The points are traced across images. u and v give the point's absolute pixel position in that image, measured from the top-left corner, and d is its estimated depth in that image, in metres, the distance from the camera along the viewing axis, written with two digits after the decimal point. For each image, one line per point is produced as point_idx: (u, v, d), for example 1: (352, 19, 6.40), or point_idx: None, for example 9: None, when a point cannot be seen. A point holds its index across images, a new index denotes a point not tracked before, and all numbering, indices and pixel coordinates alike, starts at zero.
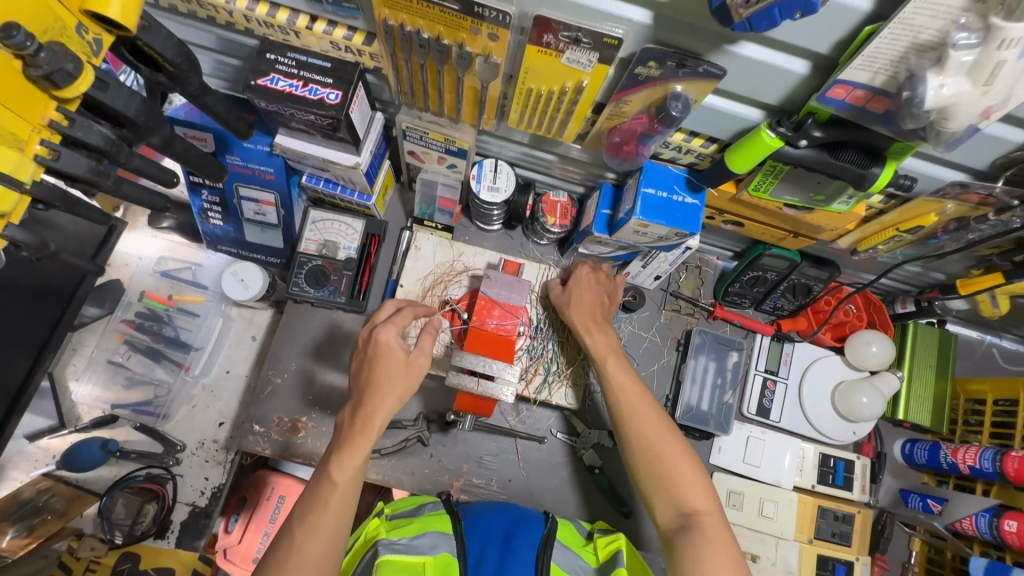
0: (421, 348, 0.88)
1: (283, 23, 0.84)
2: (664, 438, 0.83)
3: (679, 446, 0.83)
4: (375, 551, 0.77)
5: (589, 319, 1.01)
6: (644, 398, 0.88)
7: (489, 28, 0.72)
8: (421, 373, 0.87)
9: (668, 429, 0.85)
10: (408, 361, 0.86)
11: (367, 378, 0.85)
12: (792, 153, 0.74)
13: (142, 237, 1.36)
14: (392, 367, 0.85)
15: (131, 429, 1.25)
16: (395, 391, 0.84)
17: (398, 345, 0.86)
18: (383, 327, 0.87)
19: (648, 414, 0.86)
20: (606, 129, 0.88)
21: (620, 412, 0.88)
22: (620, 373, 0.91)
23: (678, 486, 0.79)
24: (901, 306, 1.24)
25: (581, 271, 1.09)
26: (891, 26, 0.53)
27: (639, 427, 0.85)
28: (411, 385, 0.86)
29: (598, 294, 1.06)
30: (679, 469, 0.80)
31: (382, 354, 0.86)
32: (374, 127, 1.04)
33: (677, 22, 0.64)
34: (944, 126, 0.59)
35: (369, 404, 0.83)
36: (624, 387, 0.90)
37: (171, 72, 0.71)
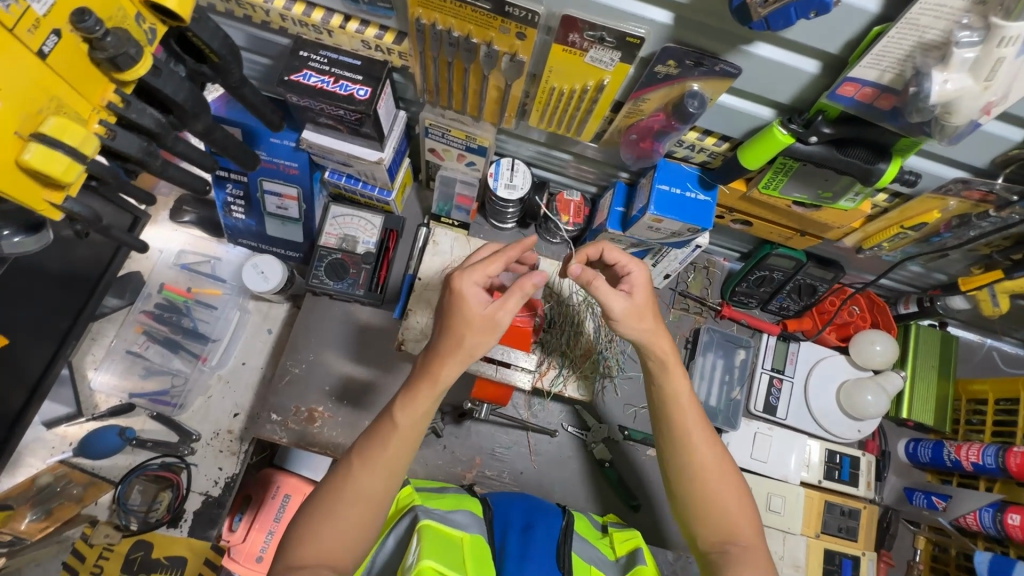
0: (501, 302, 0.76)
1: (318, 22, 0.88)
2: (724, 469, 0.80)
3: (734, 478, 0.81)
4: (414, 517, 0.78)
5: (655, 334, 0.83)
6: (701, 423, 0.82)
7: (518, 27, 0.76)
8: (496, 330, 0.76)
9: (726, 458, 0.81)
10: (483, 315, 0.76)
11: (441, 327, 0.77)
12: (802, 149, 0.78)
13: (162, 231, 1.39)
14: (465, 320, 0.75)
15: (147, 418, 1.28)
16: (468, 344, 0.76)
17: (473, 297, 0.76)
18: (461, 275, 0.77)
19: (708, 441, 0.81)
20: (623, 127, 0.92)
21: (668, 433, 0.82)
22: (683, 395, 0.82)
23: (728, 519, 0.78)
24: (904, 307, 1.28)
25: (641, 272, 0.84)
26: (899, 26, 0.57)
27: (698, 454, 0.80)
28: (487, 341, 0.76)
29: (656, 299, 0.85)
30: (731, 502, 0.79)
31: (456, 306, 0.76)
32: (398, 124, 1.08)
33: (696, 22, 0.69)
34: (948, 120, 0.63)
35: (437, 350, 0.77)
36: (683, 403, 0.82)
37: (215, 62, 0.76)
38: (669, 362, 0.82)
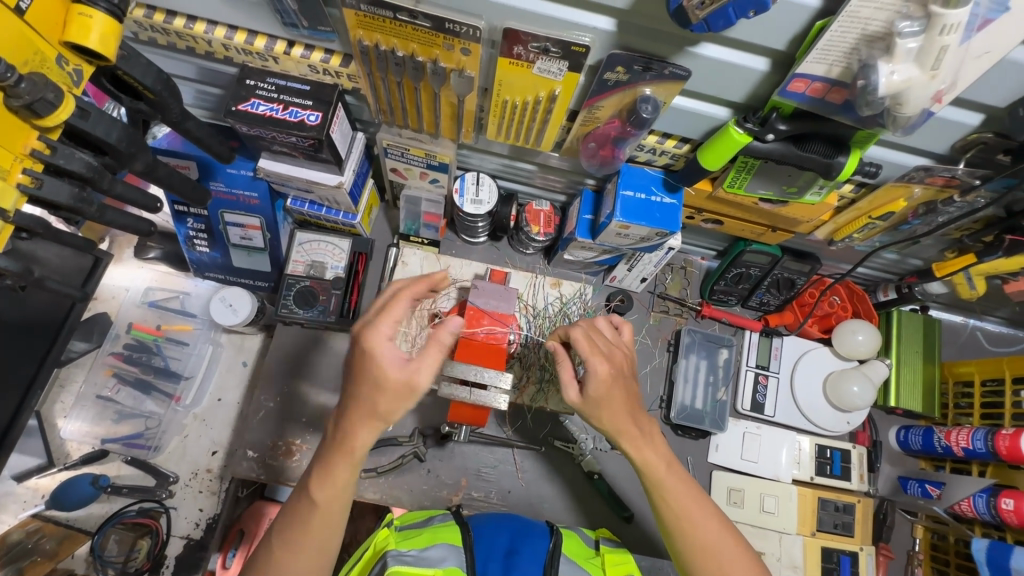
0: (418, 360, 0.74)
1: (261, 49, 0.86)
2: (728, 542, 0.80)
3: (737, 548, 0.80)
4: (385, 563, 0.77)
5: (629, 422, 0.80)
6: (700, 500, 0.82)
7: (461, 43, 0.74)
8: (414, 390, 0.73)
9: (729, 530, 0.81)
10: (391, 374, 0.72)
11: (345, 395, 0.76)
12: (760, 147, 0.76)
13: (128, 269, 1.36)
14: (371, 382, 0.72)
15: (122, 463, 1.24)
16: (381, 407, 0.73)
17: (385, 355, 0.73)
18: (371, 331, 0.74)
19: (704, 516, 0.81)
20: (581, 136, 0.90)
21: (671, 513, 0.81)
22: (675, 480, 0.81)
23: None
24: (883, 294, 1.26)
25: (600, 363, 0.78)
26: (840, 20, 0.56)
27: (696, 533, 0.80)
28: (403, 401, 0.73)
29: (625, 382, 0.80)
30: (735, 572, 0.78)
31: (367, 366, 0.73)
32: (356, 146, 1.06)
33: (639, 27, 0.67)
34: (899, 110, 0.61)
35: (350, 425, 0.74)
36: (671, 488, 0.81)
37: (152, 99, 0.74)
38: (634, 446, 0.81)
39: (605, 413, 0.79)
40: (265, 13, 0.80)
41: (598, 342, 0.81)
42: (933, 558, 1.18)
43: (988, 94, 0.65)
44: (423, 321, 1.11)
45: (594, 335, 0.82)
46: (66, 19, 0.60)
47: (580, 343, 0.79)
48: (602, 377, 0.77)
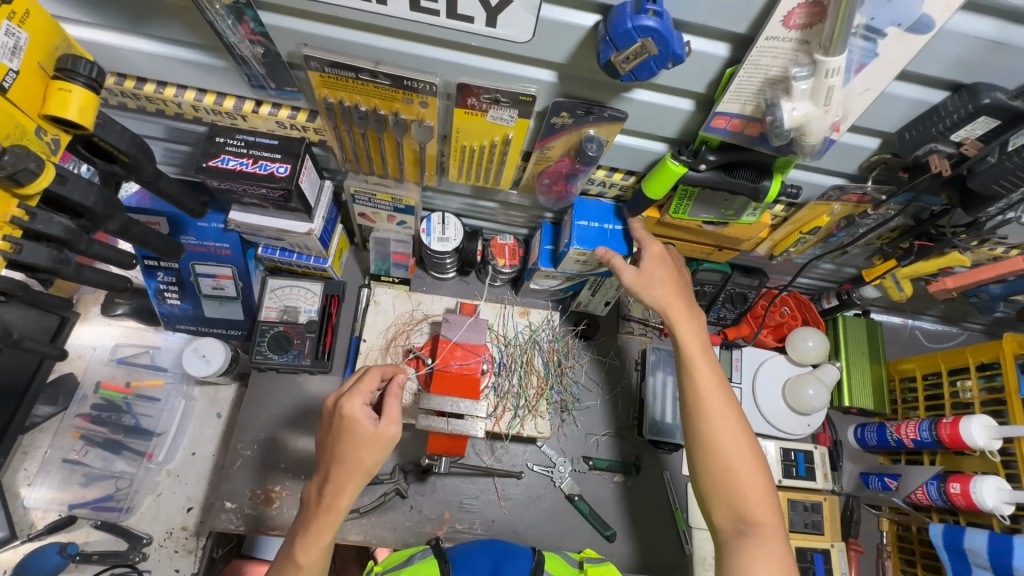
0: (389, 416, 0.82)
1: (230, 109, 0.91)
2: (740, 442, 0.83)
3: (751, 457, 0.83)
4: None
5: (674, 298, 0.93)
6: (721, 392, 0.86)
7: (419, 97, 0.81)
8: (392, 442, 0.81)
9: (750, 438, 0.84)
10: (375, 432, 0.80)
11: (332, 456, 0.81)
12: (695, 176, 0.85)
13: (95, 327, 1.36)
14: (358, 441, 0.79)
15: (92, 529, 1.20)
16: (365, 463, 0.80)
17: (365, 417, 0.80)
18: (348, 398, 0.82)
19: (725, 408, 0.85)
20: (536, 173, 0.98)
21: (692, 396, 0.87)
22: (703, 365, 0.88)
23: (745, 497, 0.81)
24: (827, 301, 1.37)
25: (653, 243, 0.97)
26: (746, 67, 0.66)
27: (714, 423, 0.84)
28: (382, 456, 0.81)
29: (675, 268, 0.97)
30: (751, 482, 0.81)
31: (347, 428, 0.80)
32: (324, 194, 1.10)
33: (578, 78, 0.76)
34: (805, 140, 0.70)
35: (335, 481, 0.80)
36: (700, 373, 0.88)
37: (126, 161, 0.78)
38: (678, 320, 0.91)
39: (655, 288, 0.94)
40: (234, 77, 0.85)
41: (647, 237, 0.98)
42: (900, 549, 1.25)
43: (878, 122, 0.75)
44: (398, 356, 1.15)
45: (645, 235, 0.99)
46: (46, 94, 0.65)
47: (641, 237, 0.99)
48: (654, 254, 0.96)
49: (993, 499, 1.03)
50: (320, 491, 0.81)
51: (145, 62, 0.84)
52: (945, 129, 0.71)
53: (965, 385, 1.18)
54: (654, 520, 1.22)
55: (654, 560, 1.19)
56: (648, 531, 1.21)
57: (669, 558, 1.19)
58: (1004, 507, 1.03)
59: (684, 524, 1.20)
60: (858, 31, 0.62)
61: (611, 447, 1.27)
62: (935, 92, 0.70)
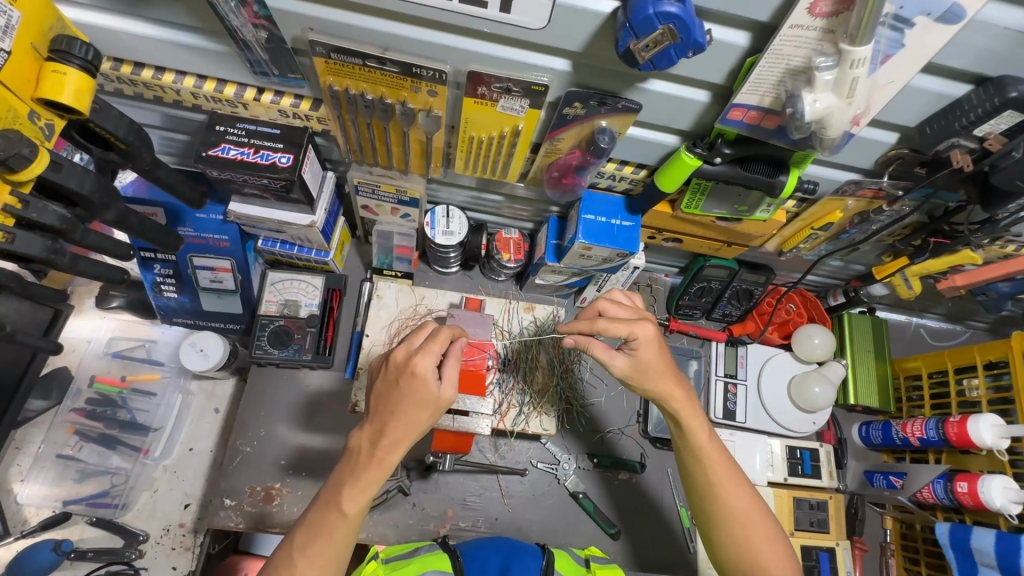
0: (451, 377, 0.77)
1: (231, 96, 0.89)
2: (752, 508, 0.84)
3: (765, 527, 0.84)
4: None
5: (666, 378, 0.84)
6: (731, 469, 0.85)
7: (428, 85, 0.79)
8: (448, 405, 0.77)
9: (761, 509, 0.84)
10: (438, 395, 0.75)
11: (390, 407, 0.76)
12: (710, 170, 0.83)
13: (89, 320, 1.33)
14: (420, 402, 0.75)
15: (86, 525, 1.17)
16: (422, 423, 0.76)
17: (431, 376, 0.75)
18: (417, 356, 0.75)
19: (737, 487, 0.84)
20: (544, 166, 0.96)
21: (704, 477, 0.85)
22: (711, 444, 0.85)
23: (763, 566, 0.82)
24: (834, 298, 1.34)
25: (643, 327, 0.82)
26: (767, 57, 0.64)
27: (727, 503, 0.84)
28: (437, 417, 0.77)
29: (664, 344, 0.84)
30: (768, 552, 0.82)
31: (413, 387, 0.75)
32: (327, 185, 1.08)
33: (592, 67, 0.74)
34: (825, 133, 0.69)
35: (391, 437, 0.75)
36: (710, 455, 0.85)
37: (123, 149, 0.75)
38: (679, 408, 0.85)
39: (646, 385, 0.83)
40: (234, 63, 0.83)
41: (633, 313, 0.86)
42: (903, 547, 1.25)
43: (898, 116, 0.74)
44: None
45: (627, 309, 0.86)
46: (39, 77, 0.62)
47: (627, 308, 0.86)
48: (648, 339, 0.82)
49: (1001, 498, 1.02)
50: (370, 441, 0.77)
51: (142, 46, 0.81)
52: (968, 123, 0.69)
53: (971, 384, 1.18)
54: (657, 516, 1.21)
55: (658, 559, 1.18)
56: (648, 529, 1.20)
57: (670, 555, 1.18)
58: (1011, 506, 1.02)
59: (686, 522, 1.20)
60: (886, 21, 0.60)
61: (615, 444, 1.25)
62: (958, 85, 0.69)
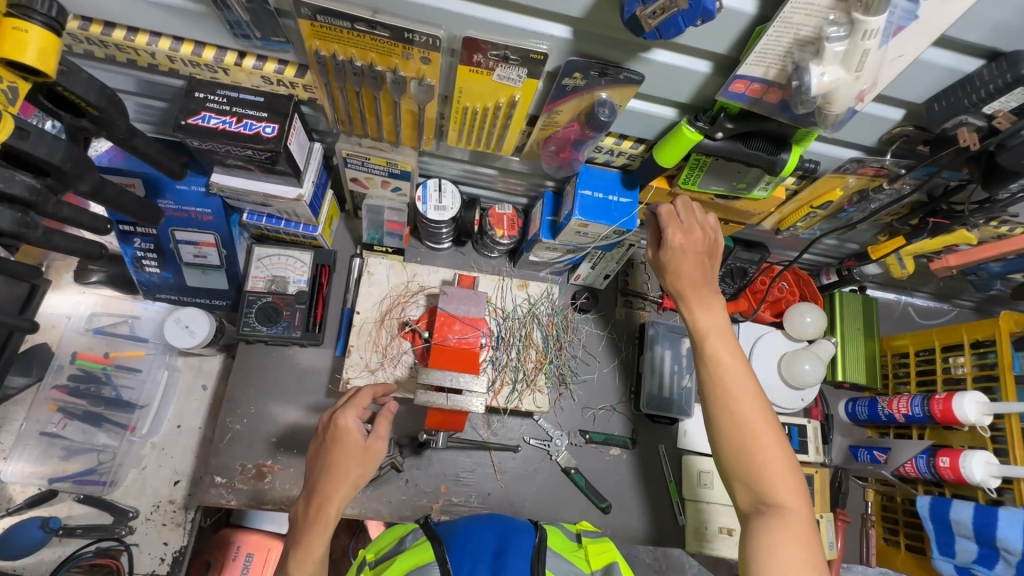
0: (378, 431, 0.83)
1: (210, 61, 0.84)
2: (762, 424, 0.76)
3: (774, 442, 0.76)
4: None
5: (695, 285, 0.85)
6: (744, 375, 0.80)
7: (421, 51, 0.75)
8: (378, 458, 0.82)
9: (774, 428, 0.77)
10: (365, 446, 0.81)
11: (322, 465, 0.80)
12: (711, 146, 0.81)
13: (69, 295, 1.29)
14: (346, 454, 0.80)
15: (73, 503, 1.17)
16: (351, 476, 0.79)
17: (357, 430, 0.81)
18: (343, 412, 0.82)
19: (752, 397, 0.78)
20: (541, 140, 0.93)
21: (711, 380, 0.80)
22: (725, 349, 0.81)
23: (765, 480, 0.74)
24: (826, 277, 1.36)
25: (674, 235, 0.84)
26: (775, 26, 0.61)
27: (736, 410, 0.77)
28: (368, 470, 0.81)
29: (697, 256, 0.85)
30: (773, 466, 0.75)
31: (339, 440, 0.81)
32: (314, 157, 1.03)
33: (595, 35, 0.70)
34: (830, 108, 0.67)
35: (322, 493, 0.78)
36: (721, 356, 0.81)
37: (95, 116, 0.71)
38: (693, 305, 0.85)
39: (673, 269, 0.85)
40: (214, 24, 0.77)
41: (679, 219, 0.85)
42: (883, 518, 1.29)
43: (907, 91, 0.72)
44: (393, 329, 1.11)
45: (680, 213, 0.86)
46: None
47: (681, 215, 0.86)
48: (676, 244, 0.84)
49: (981, 473, 1.05)
50: (308, 505, 0.79)
51: (112, 4, 0.75)
52: (978, 101, 0.67)
53: (957, 361, 1.20)
54: (646, 490, 1.23)
55: (647, 530, 1.21)
56: (640, 501, 1.22)
57: (659, 529, 1.21)
58: (990, 480, 1.05)
59: (676, 497, 1.22)
60: None
61: (608, 421, 1.26)
62: (970, 61, 0.67)
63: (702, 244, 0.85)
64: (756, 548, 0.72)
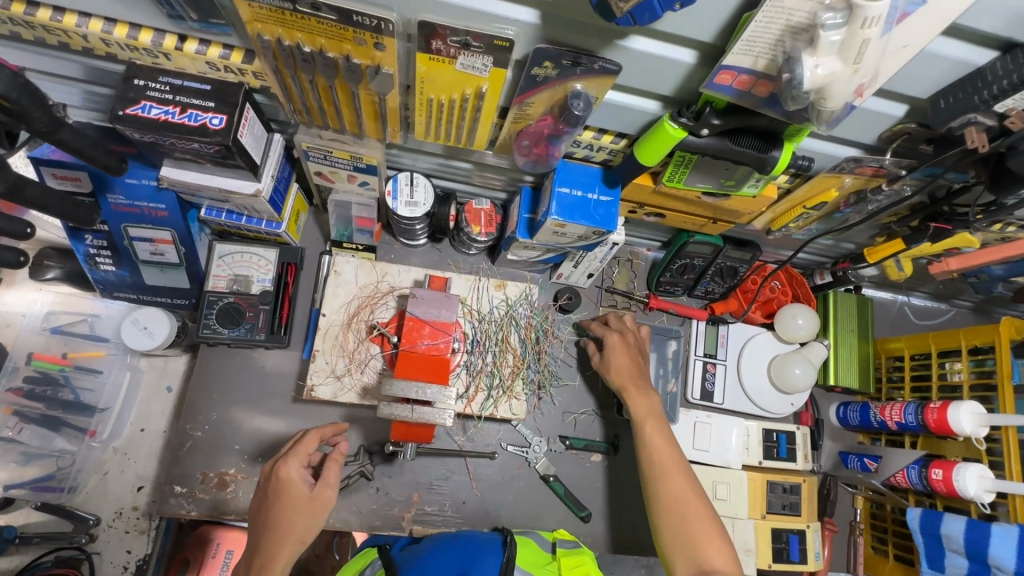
0: (326, 479, 0.80)
1: (148, 44, 0.76)
2: (691, 498, 0.90)
3: (706, 518, 0.88)
4: None
5: (629, 378, 1.05)
6: (676, 459, 0.94)
7: (373, 37, 0.68)
8: (327, 507, 0.79)
9: (704, 502, 0.90)
10: (311, 496, 0.78)
11: (265, 521, 0.77)
12: (695, 143, 0.74)
13: (24, 293, 1.23)
14: (291, 507, 0.77)
15: (31, 511, 1.12)
16: (298, 531, 0.76)
17: (301, 480, 0.78)
18: (284, 462, 0.79)
19: (681, 475, 0.92)
20: (514, 133, 0.86)
21: (648, 464, 0.95)
22: (657, 435, 0.97)
23: (704, 549, 0.85)
24: (820, 277, 1.30)
25: (609, 336, 1.11)
26: (764, 11, 0.54)
27: (670, 486, 0.91)
28: (317, 521, 0.78)
29: (631, 352, 1.09)
30: (708, 537, 0.86)
31: (281, 493, 0.78)
32: (273, 149, 0.96)
33: (564, 19, 0.62)
34: (824, 105, 0.61)
35: (266, 552, 0.75)
36: (656, 444, 0.96)
37: (8, 108, 0.64)
38: (631, 397, 1.02)
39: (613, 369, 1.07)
40: (146, 4, 0.70)
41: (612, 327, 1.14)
42: (873, 526, 1.25)
43: (910, 85, 0.65)
44: (361, 333, 1.06)
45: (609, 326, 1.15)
46: None
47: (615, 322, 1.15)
48: (615, 342, 1.10)
49: (974, 487, 1.00)
50: (252, 568, 0.76)
51: None
52: (989, 97, 0.61)
53: (954, 368, 1.15)
54: (627, 498, 1.19)
55: (628, 540, 1.17)
56: (622, 509, 1.18)
57: (640, 538, 1.17)
58: (984, 495, 1.00)
59: None
60: None
61: (589, 426, 1.21)
62: (981, 51, 0.60)
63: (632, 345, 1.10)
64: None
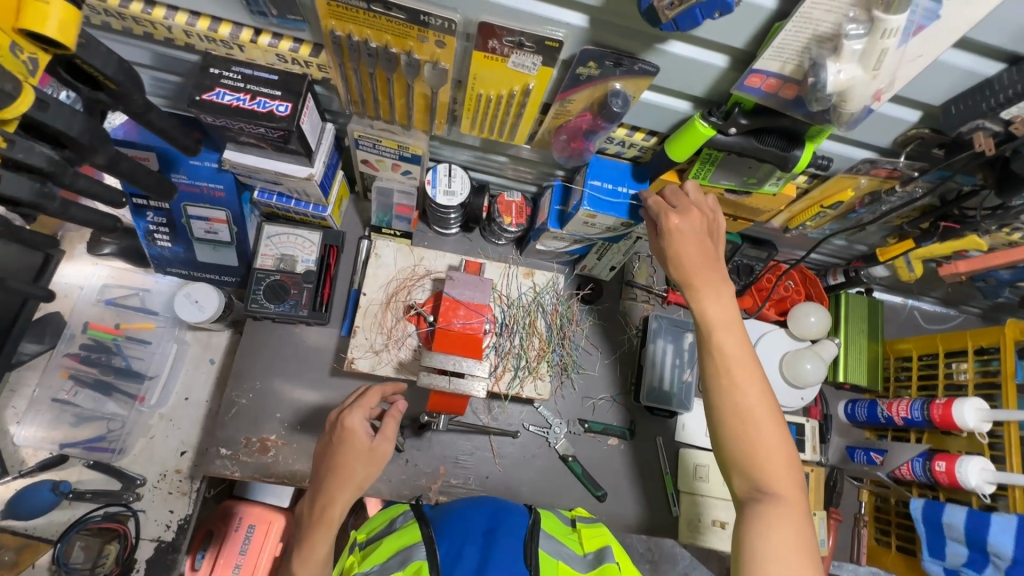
0: (384, 433, 0.88)
1: (226, 37, 0.84)
2: (762, 413, 0.77)
3: (776, 435, 0.77)
4: None
5: (701, 269, 0.83)
6: (748, 365, 0.80)
7: (435, 35, 0.75)
8: (383, 459, 0.86)
9: (773, 413, 0.78)
10: (371, 447, 0.86)
11: (329, 465, 0.85)
12: (723, 140, 0.81)
13: (81, 266, 1.31)
14: (353, 454, 0.85)
15: (83, 468, 1.20)
16: (357, 476, 0.84)
17: (363, 431, 0.86)
18: (350, 412, 0.88)
19: (751, 383, 0.78)
20: (553, 128, 0.93)
21: (713, 366, 0.81)
22: (730, 334, 0.81)
23: (766, 472, 0.76)
24: (833, 277, 1.36)
25: (670, 218, 0.84)
26: (794, 20, 0.60)
27: (739, 397, 0.78)
28: (374, 471, 0.85)
29: (700, 238, 0.84)
30: (774, 459, 0.76)
31: (346, 441, 0.86)
32: (326, 137, 1.04)
33: (611, 24, 0.69)
34: (844, 107, 0.67)
35: (327, 493, 0.83)
36: (728, 349, 0.80)
37: (112, 89, 0.71)
38: (700, 289, 0.82)
39: (677, 254, 0.83)
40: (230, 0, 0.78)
41: (672, 205, 0.86)
42: (876, 519, 1.31)
43: (924, 92, 0.71)
44: (398, 312, 1.12)
45: (670, 200, 0.87)
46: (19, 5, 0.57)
47: (678, 199, 0.87)
48: (675, 228, 0.84)
49: (976, 478, 1.05)
50: (312, 507, 0.83)
51: None
52: (996, 105, 0.67)
53: (960, 368, 1.19)
54: (643, 480, 1.25)
55: (644, 520, 1.22)
56: (636, 488, 1.24)
57: (653, 518, 1.23)
58: (985, 486, 1.05)
59: (670, 489, 1.23)
60: None
61: (606, 411, 1.27)
62: (990, 63, 0.66)
63: (700, 225, 0.84)
64: (752, 535, 0.74)
